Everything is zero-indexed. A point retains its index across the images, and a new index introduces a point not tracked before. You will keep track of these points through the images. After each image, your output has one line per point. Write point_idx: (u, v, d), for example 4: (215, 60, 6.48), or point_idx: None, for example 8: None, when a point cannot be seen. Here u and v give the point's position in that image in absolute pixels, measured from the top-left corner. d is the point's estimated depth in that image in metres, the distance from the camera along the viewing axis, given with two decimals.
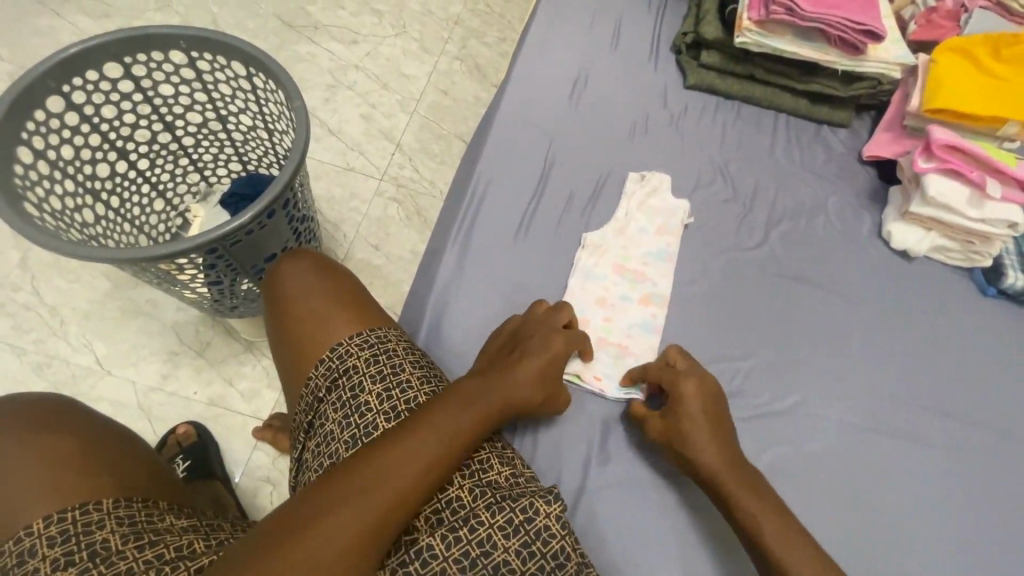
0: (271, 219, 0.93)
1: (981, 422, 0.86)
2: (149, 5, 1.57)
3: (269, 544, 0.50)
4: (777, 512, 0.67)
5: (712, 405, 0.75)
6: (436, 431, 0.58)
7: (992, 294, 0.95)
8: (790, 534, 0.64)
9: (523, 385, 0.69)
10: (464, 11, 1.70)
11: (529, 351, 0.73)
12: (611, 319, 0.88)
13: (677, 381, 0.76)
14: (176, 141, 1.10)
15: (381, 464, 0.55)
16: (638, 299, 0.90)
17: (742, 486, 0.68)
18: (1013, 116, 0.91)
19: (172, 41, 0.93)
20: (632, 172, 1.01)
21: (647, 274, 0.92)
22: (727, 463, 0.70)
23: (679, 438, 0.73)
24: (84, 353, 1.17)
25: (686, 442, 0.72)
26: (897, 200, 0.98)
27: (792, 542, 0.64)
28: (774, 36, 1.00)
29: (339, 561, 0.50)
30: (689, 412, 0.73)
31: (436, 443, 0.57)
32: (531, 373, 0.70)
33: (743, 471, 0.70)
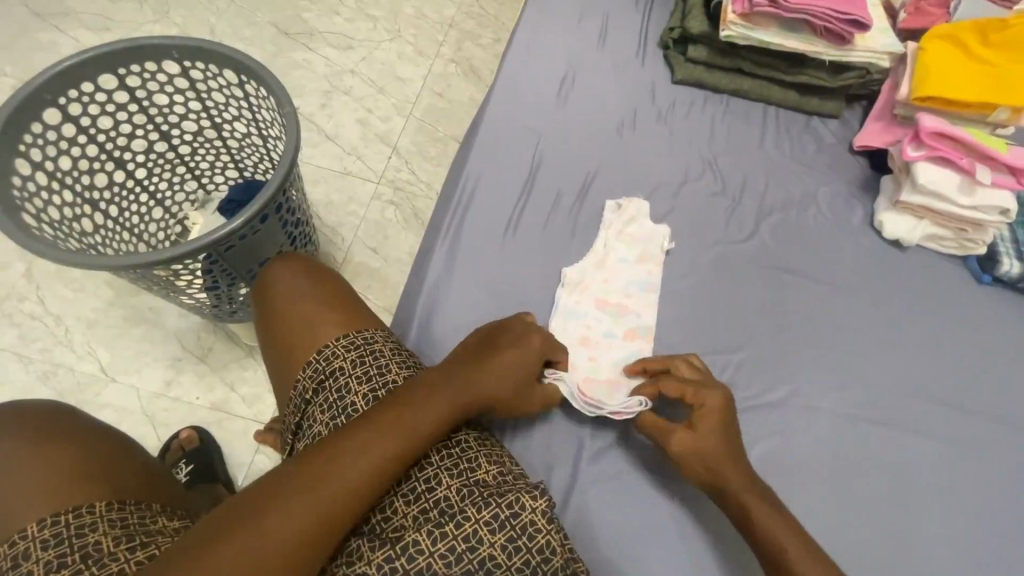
0: (264, 224, 0.94)
1: (977, 411, 0.85)
2: (147, 17, 1.60)
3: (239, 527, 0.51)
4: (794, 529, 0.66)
5: (735, 425, 0.74)
6: (410, 417, 0.60)
7: (987, 281, 0.95)
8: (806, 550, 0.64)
9: (501, 377, 0.70)
10: (458, 14, 1.71)
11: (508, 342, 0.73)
12: (597, 359, 0.85)
13: (691, 394, 0.75)
14: (173, 150, 1.12)
15: (354, 450, 0.56)
16: (623, 335, 0.87)
17: (758, 501, 0.67)
18: (1003, 101, 0.90)
19: (164, 52, 0.95)
20: (608, 199, 0.98)
21: (630, 307, 0.89)
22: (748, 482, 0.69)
23: (705, 454, 0.70)
24: (89, 361, 1.19)
25: (711, 457, 0.70)
26: (889, 190, 0.97)
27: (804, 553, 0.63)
28: (759, 29, 1.00)
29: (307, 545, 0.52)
30: (714, 429, 0.71)
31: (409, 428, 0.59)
32: (508, 363, 0.71)
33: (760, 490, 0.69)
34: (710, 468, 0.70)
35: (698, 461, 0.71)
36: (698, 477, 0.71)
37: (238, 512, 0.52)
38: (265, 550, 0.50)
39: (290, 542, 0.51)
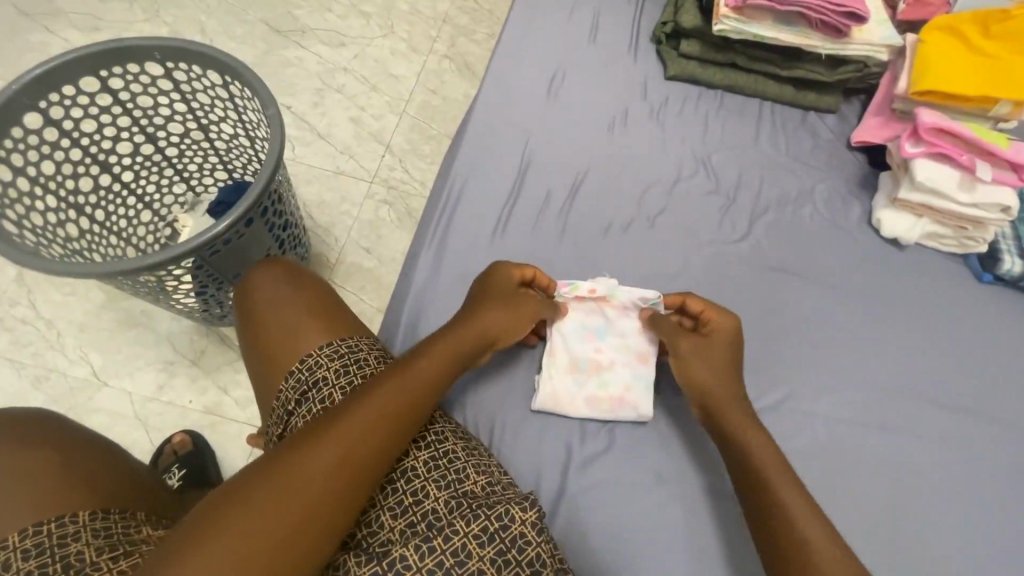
0: (250, 227, 0.92)
1: (978, 413, 0.84)
2: (137, 16, 1.58)
3: (228, 510, 0.51)
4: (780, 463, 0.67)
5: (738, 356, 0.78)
6: (403, 380, 0.64)
7: (988, 280, 0.93)
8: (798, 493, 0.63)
9: (488, 325, 0.75)
10: (452, 8, 1.69)
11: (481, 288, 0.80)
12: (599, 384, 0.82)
13: (723, 316, 0.79)
14: (160, 152, 1.10)
15: (349, 423, 0.58)
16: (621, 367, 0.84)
17: (743, 422, 0.71)
18: (1005, 95, 0.87)
19: (146, 53, 0.93)
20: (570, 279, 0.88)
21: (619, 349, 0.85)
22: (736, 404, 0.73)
23: (707, 360, 0.76)
24: (80, 365, 1.18)
25: (710, 366, 0.75)
26: (887, 187, 0.95)
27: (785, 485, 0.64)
28: (753, 22, 0.97)
29: (303, 521, 0.52)
30: (718, 344, 0.77)
31: (404, 388, 0.63)
32: (493, 306, 0.77)
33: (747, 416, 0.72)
34: (708, 374, 0.75)
35: (700, 364, 0.76)
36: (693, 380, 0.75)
37: (224, 498, 0.52)
38: (255, 527, 0.50)
39: (281, 516, 0.51)
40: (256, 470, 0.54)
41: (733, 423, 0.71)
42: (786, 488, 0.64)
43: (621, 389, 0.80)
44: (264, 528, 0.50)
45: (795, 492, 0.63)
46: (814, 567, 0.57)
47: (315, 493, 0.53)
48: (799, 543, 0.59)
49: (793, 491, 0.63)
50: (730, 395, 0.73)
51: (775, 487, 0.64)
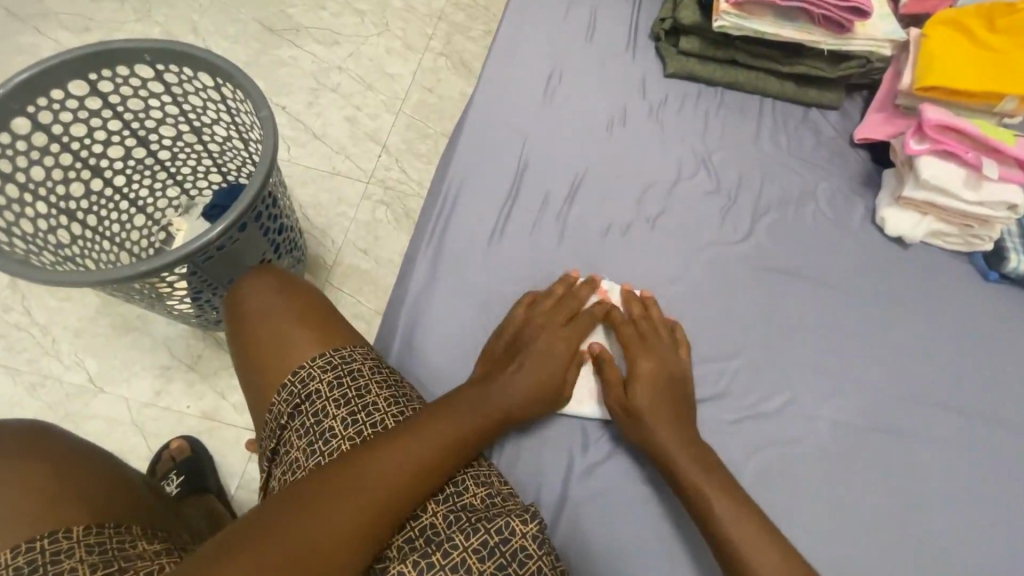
0: (244, 232, 0.91)
1: (985, 415, 0.82)
2: (128, 16, 1.56)
3: (262, 532, 0.52)
4: (738, 498, 0.67)
5: (674, 386, 0.76)
6: (433, 428, 0.63)
7: (994, 279, 0.91)
8: (762, 532, 0.63)
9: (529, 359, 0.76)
10: (448, 5, 1.66)
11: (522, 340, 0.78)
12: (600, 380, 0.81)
13: (644, 359, 0.77)
14: (152, 156, 1.09)
15: (387, 456, 0.59)
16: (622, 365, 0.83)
17: (693, 466, 0.69)
18: (1011, 91, 0.86)
19: (136, 56, 0.92)
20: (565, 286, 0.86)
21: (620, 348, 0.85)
22: (681, 445, 0.71)
23: (635, 410, 0.74)
24: (76, 372, 1.16)
25: (641, 418, 0.73)
26: (891, 185, 0.94)
27: (741, 523, 0.64)
28: (753, 18, 0.95)
29: (332, 550, 0.53)
30: (642, 389, 0.75)
31: (438, 433, 0.63)
32: (530, 364, 0.75)
33: (697, 450, 0.71)
34: (640, 425, 0.73)
35: (630, 417, 0.75)
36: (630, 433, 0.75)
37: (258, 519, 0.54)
38: (286, 552, 0.51)
39: (313, 544, 0.52)
40: (274, 511, 0.54)
41: (682, 467, 0.69)
42: (744, 531, 0.63)
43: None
44: (295, 552, 0.51)
45: (758, 531, 0.64)
46: None
47: (346, 523, 0.54)
48: None
49: (756, 538, 0.63)
50: (672, 440, 0.71)
51: (726, 527, 0.64)
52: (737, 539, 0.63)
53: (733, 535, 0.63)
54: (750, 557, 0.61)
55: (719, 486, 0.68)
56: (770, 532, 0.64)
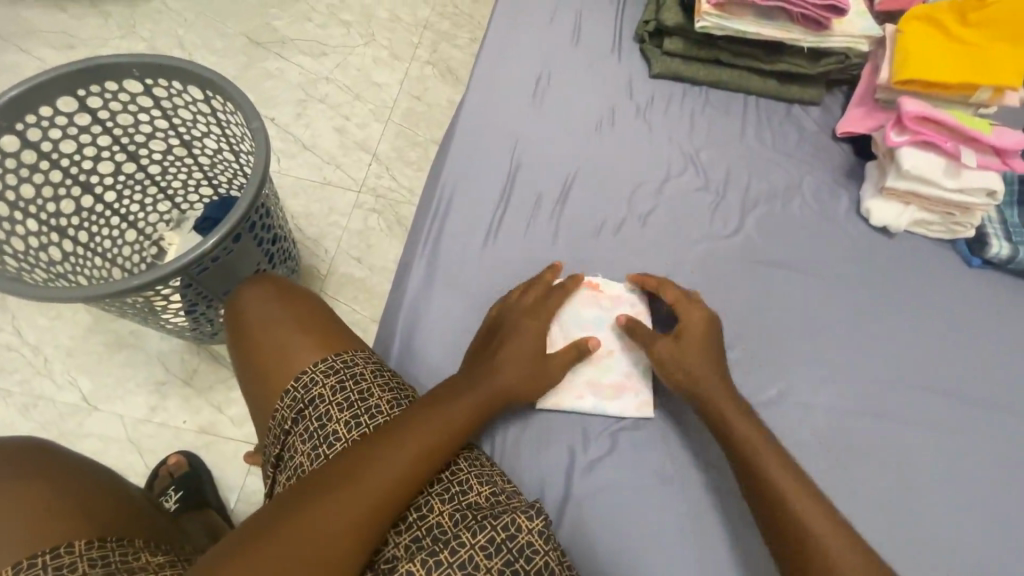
0: (238, 243, 0.91)
1: (975, 397, 0.84)
2: (113, 33, 1.56)
3: (263, 538, 0.52)
4: (773, 444, 0.70)
5: (716, 341, 0.80)
6: (429, 431, 0.62)
7: (977, 264, 0.94)
8: (793, 477, 0.67)
9: (518, 352, 0.76)
10: (433, 14, 1.68)
11: (504, 336, 0.77)
12: (601, 373, 0.82)
13: (696, 313, 0.81)
14: (142, 171, 1.09)
15: (383, 460, 0.59)
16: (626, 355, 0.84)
17: (739, 414, 0.73)
18: (984, 82, 0.89)
19: (124, 70, 0.92)
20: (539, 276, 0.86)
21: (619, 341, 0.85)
22: (728, 393, 0.74)
23: (686, 360, 0.77)
24: (70, 391, 1.15)
25: (692, 366, 0.76)
26: (874, 176, 0.96)
27: (779, 467, 0.68)
28: (734, 18, 0.97)
29: (332, 556, 0.53)
30: (695, 341, 0.78)
31: (432, 434, 0.62)
32: (512, 364, 0.74)
33: (739, 398, 0.75)
34: (691, 374, 0.76)
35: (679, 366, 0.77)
36: (676, 382, 0.77)
37: (260, 526, 0.54)
38: (288, 558, 0.51)
39: (313, 549, 0.53)
40: (285, 514, 0.54)
41: (727, 412, 0.73)
42: (782, 473, 0.67)
43: (623, 374, 0.82)
44: (297, 559, 0.52)
45: (791, 475, 0.67)
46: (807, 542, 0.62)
47: (346, 527, 0.54)
48: (793, 527, 0.63)
49: (792, 480, 0.67)
50: (720, 389, 0.75)
51: (767, 471, 0.67)
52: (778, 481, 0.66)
53: (775, 478, 0.67)
54: (789, 498, 0.65)
55: (757, 429, 0.71)
56: (801, 478, 0.67)
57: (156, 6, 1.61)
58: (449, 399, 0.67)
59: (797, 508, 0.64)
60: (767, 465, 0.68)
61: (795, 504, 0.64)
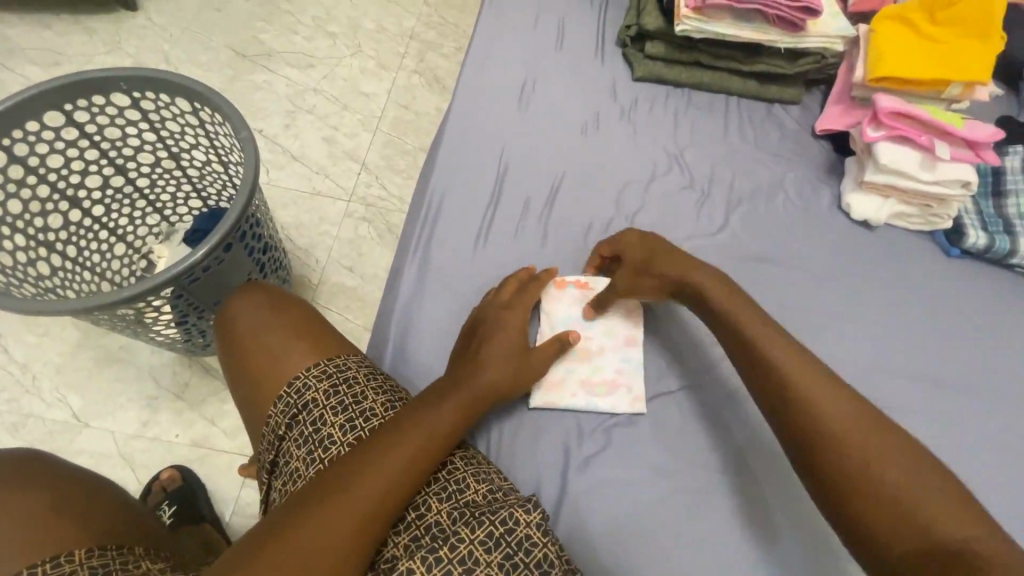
0: (229, 253, 0.91)
1: (959, 384, 0.86)
2: (98, 49, 1.56)
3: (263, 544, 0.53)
4: (764, 320, 0.72)
5: (661, 241, 0.85)
6: (423, 430, 0.63)
7: (957, 254, 0.96)
8: (792, 350, 0.68)
9: (505, 350, 0.76)
10: (419, 25, 1.70)
11: (488, 334, 0.77)
12: (592, 371, 0.83)
13: (627, 235, 0.87)
14: (131, 184, 1.08)
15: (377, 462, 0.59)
16: (616, 353, 0.85)
17: (727, 296, 0.75)
18: (955, 77, 0.92)
19: (111, 84, 0.92)
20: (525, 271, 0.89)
21: (609, 341, 0.86)
22: (704, 276, 0.77)
23: (645, 271, 0.82)
24: (59, 408, 1.14)
25: (652, 272, 0.81)
26: (854, 171, 0.98)
27: (774, 340, 0.69)
28: (713, 21, 1.00)
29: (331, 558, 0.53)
30: (636, 254, 0.84)
31: (425, 434, 0.62)
32: (497, 359, 0.74)
33: (722, 282, 0.77)
34: (657, 278, 0.80)
35: (642, 278, 0.82)
36: (654, 289, 0.81)
37: (262, 534, 0.55)
38: (288, 561, 0.52)
39: (312, 552, 0.53)
40: (275, 525, 0.55)
41: (716, 295, 0.75)
42: (778, 349, 0.68)
43: (613, 372, 0.83)
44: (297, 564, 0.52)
45: (790, 349, 0.68)
46: (813, 410, 0.63)
47: (344, 527, 0.55)
48: (802, 402, 0.63)
49: (788, 352, 0.67)
50: (695, 277, 0.77)
51: (763, 349, 0.68)
52: (831, 421, 0.61)
53: (827, 420, 0.62)
54: (787, 372, 0.66)
55: (748, 310, 0.73)
56: (801, 352, 0.67)
57: (141, 22, 1.62)
58: (436, 398, 0.67)
59: (796, 380, 0.65)
60: (817, 405, 0.63)
61: (795, 376, 0.65)
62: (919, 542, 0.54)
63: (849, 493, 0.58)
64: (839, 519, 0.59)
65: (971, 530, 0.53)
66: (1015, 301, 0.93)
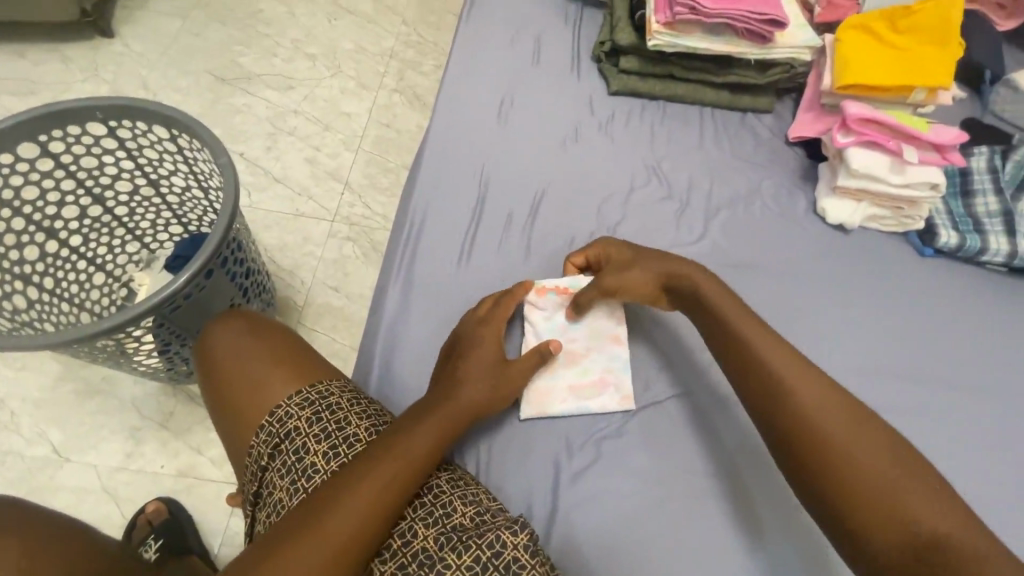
0: (210, 279, 0.90)
1: (940, 381, 0.87)
2: (74, 76, 1.55)
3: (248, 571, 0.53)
4: (748, 315, 0.74)
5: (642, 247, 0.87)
6: (406, 451, 0.62)
7: (930, 254, 0.98)
8: (776, 342, 0.70)
9: (484, 365, 0.76)
10: (398, 44, 1.71)
11: (468, 349, 0.77)
12: (579, 376, 0.84)
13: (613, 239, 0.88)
14: (109, 213, 1.07)
15: (361, 487, 0.59)
16: (602, 354, 0.86)
17: (714, 292, 0.77)
18: (918, 83, 0.95)
19: (87, 113, 0.92)
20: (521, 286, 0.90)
21: (594, 342, 0.86)
22: (693, 275, 0.79)
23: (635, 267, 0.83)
24: (39, 443, 1.11)
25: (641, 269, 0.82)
26: (827, 176, 1.00)
27: (758, 332, 0.71)
28: (684, 35, 1.03)
29: None
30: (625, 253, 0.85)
31: (408, 455, 0.62)
32: (476, 376, 0.74)
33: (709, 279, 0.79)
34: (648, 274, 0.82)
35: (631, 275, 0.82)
36: (645, 285, 0.82)
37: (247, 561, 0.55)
38: None
39: None
40: (258, 555, 0.55)
41: (705, 290, 0.77)
42: (763, 341, 0.70)
43: (601, 372, 0.84)
44: None
45: (773, 342, 0.70)
46: (794, 398, 0.64)
47: (328, 552, 0.55)
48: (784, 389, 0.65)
49: (771, 343, 0.69)
50: (685, 273, 0.80)
51: (749, 339, 0.70)
52: (829, 430, 0.61)
53: (807, 406, 0.63)
54: (771, 360, 0.68)
55: (733, 305, 0.75)
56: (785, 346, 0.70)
57: (118, 49, 1.61)
58: (418, 419, 0.67)
59: (778, 366, 0.67)
60: (797, 394, 0.64)
61: (777, 363, 0.67)
62: (920, 558, 0.54)
63: (847, 506, 0.58)
64: (832, 527, 0.59)
65: (935, 516, 0.56)
66: (989, 298, 0.95)
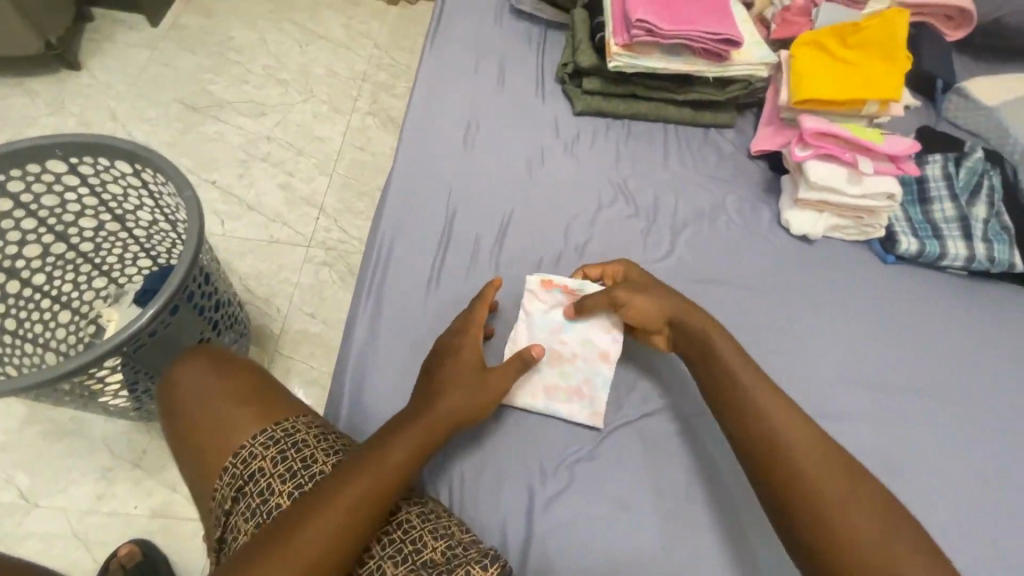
0: (176, 315, 0.88)
1: (909, 386, 0.89)
2: (41, 110, 1.53)
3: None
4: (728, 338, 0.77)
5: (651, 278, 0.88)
6: (375, 467, 0.62)
7: (892, 261, 1.00)
8: (750, 364, 0.74)
9: (461, 373, 0.75)
10: (370, 67, 1.72)
11: (446, 358, 0.76)
12: (559, 374, 0.84)
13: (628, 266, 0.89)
14: (74, 249, 1.05)
15: (327, 511, 0.58)
16: (589, 363, 0.85)
17: (697, 313, 0.80)
18: (869, 96, 0.98)
19: (46, 151, 0.90)
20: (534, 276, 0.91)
21: (585, 350, 0.86)
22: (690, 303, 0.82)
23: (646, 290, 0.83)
24: (5, 489, 1.08)
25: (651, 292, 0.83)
26: (789, 188, 1.03)
27: (735, 352, 0.75)
28: (643, 56, 1.05)
29: None
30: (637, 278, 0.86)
31: (378, 472, 0.62)
32: (453, 385, 0.73)
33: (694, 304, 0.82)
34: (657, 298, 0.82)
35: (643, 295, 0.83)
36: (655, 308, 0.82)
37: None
38: None
39: None
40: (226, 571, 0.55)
41: (689, 311, 0.80)
42: (738, 361, 0.74)
43: (580, 380, 0.84)
44: None
45: (746, 363, 0.74)
46: (762, 414, 0.68)
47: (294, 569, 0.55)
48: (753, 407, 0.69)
49: (744, 364, 0.73)
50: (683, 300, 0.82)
51: (725, 357, 0.74)
52: (791, 442, 0.65)
53: (775, 421, 0.67)
54: (742, 377, 0.72)
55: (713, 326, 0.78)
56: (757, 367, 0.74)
57: (85, 81, 1.60)
58: (392, 434, 0.67)
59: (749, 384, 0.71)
60: (765, 410, 0.68)
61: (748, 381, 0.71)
62: None
63: (810, 521, 0.60)
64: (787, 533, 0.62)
65: (885, 532, 0.59)
66: (950, 301, 0.97)
